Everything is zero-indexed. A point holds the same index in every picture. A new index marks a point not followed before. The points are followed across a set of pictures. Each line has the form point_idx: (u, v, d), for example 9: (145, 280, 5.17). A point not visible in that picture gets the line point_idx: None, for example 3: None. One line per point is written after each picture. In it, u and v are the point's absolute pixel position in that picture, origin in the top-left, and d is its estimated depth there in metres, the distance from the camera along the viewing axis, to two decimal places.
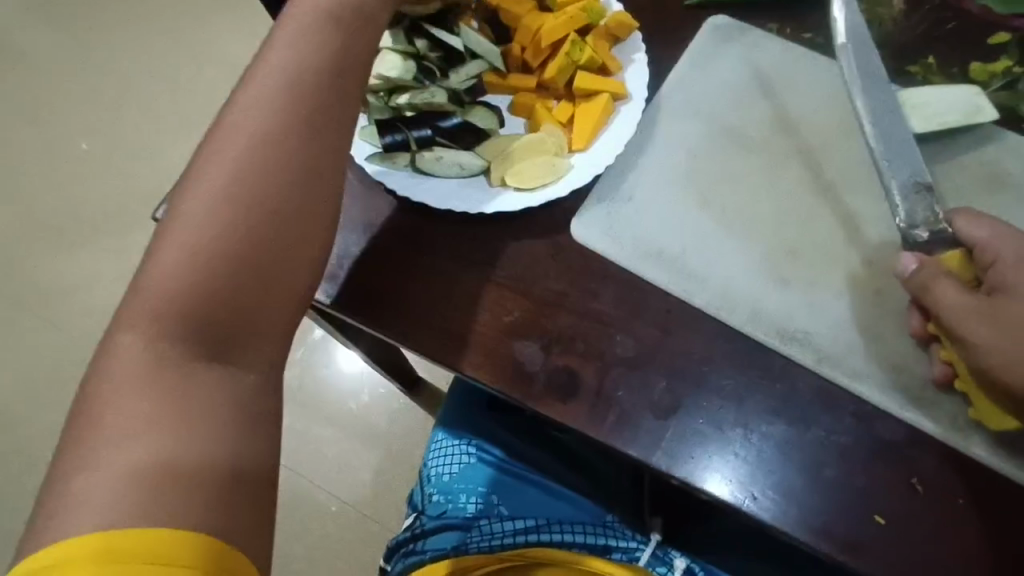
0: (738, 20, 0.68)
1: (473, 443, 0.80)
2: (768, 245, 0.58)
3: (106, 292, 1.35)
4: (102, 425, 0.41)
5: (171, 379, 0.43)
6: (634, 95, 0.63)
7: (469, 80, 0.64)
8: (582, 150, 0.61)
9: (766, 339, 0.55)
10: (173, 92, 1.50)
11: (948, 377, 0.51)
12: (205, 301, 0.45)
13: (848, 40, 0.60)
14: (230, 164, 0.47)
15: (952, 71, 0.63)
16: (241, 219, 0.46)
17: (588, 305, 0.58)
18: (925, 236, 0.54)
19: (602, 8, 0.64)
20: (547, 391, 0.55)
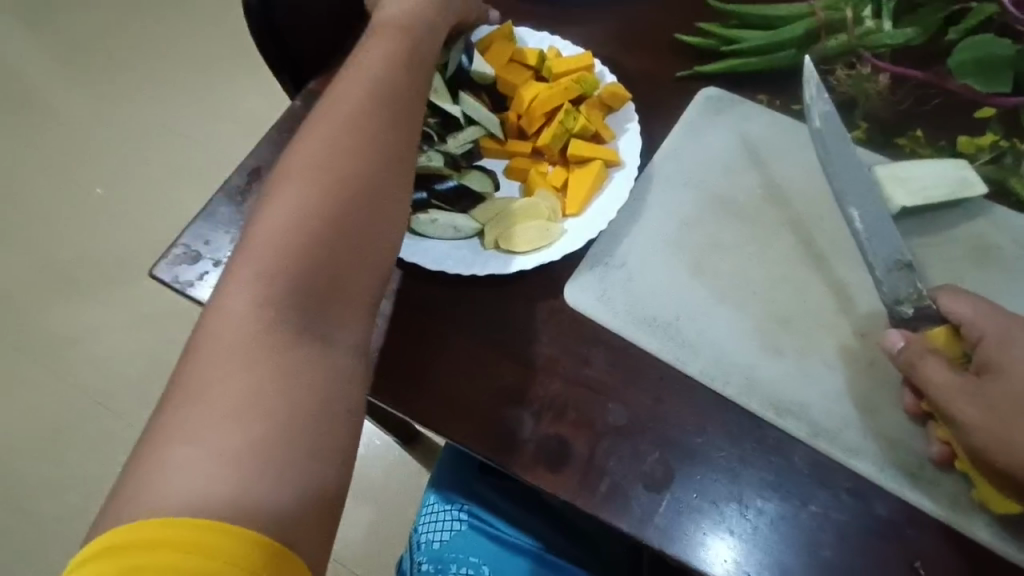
0: (727, 92, 0.70)
1: (465, 509, 0.78)
2: (761, 312, 0.58)
3: (107, 340, 1.35)
4: (214, 383, 0.42)
5: (274, 341, 0.44)
6: (627, 163, 0.64)
7: (465, 145, 0.65)
8: (575, 215, 0.62)
9: (759, 411, 0.53)
10: (186, 146, 1.54)
11: (946, 457, 0.50)
12: (310, 265, 0.47)
13: (824, 124, 0.61)
14: (334, 144, 0.52)
15: (940, 144, 0.64)
16: (340, 193, 0.50)
17: (578, 370, 0.57)
18: (911, 312, 0.53)
19: (596, 81, 0.66)
20: (536, 461, 0.54)
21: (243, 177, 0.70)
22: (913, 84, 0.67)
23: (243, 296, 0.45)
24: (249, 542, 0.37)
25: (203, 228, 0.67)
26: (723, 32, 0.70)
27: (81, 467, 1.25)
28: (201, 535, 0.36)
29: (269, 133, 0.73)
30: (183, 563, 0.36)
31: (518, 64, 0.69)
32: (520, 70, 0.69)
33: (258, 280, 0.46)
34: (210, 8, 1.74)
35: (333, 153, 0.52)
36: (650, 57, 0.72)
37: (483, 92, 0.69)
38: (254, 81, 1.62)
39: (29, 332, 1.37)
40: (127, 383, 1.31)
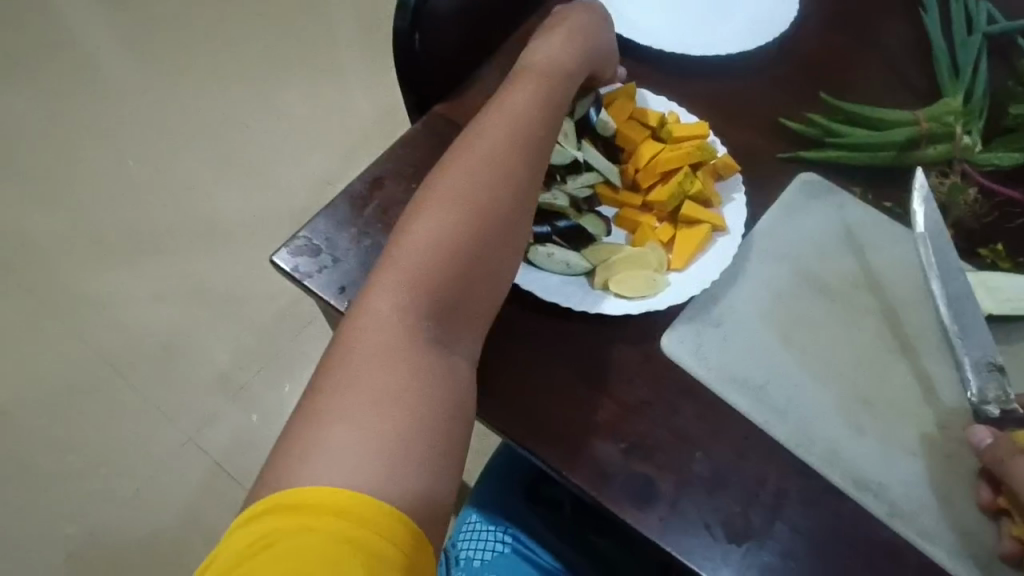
0: (823, 178, 0.75)
1: (509, 532, 0.80)
2: (848, 390, 0.62)
3: (165, 317, 1.44)
4: (361, 373, 0.50)
5: (407, 347, 0.52)
6: (732, 230, 0.68)
7: (583, 188, 0.69)
8: (679, 270, 0.66)
9: (841, 483, 0.58)
10: (265, 150, 1.64)
11: (1018, 555, 0.54)
12: (441, 287, 0.55)
13: (928, 232, 0.67)
14: (475, 177, 0.59)
15: (1019, 260, 0.69)
16: (476, 223, 0.57)
17: (670, 416, 0.60)
18: (998, 412, 0.59)
19: (714, 149, 0.70)
20: (624, 498, 0.57)
21: (363, 185, 0.74)
22: (1001, 200, 0.72)
23: (388, 301, 0.53)
24: (388, 513, 0.45)
25: (322, 226, 0.72)
26: (830, 124, 0.75)
27: (132, 433, 1.33)
28: (350, 504, 0.44)
29: (392, 149, 0.77)
30: (331, 524, 0.44)
31: (637, 122, 0.72)
32: (639, 124, 0.72)
33: (400, 291, 0.54)
34: (298, 19, 1.85)
35: (474, 185, 0.59)
36: (756, 134, 0.77)
37: (601, 142, 0.72)
38: (332, 97, 1.72)
39: (97, 305, 1.45)
40: (179, 368, 1.39)
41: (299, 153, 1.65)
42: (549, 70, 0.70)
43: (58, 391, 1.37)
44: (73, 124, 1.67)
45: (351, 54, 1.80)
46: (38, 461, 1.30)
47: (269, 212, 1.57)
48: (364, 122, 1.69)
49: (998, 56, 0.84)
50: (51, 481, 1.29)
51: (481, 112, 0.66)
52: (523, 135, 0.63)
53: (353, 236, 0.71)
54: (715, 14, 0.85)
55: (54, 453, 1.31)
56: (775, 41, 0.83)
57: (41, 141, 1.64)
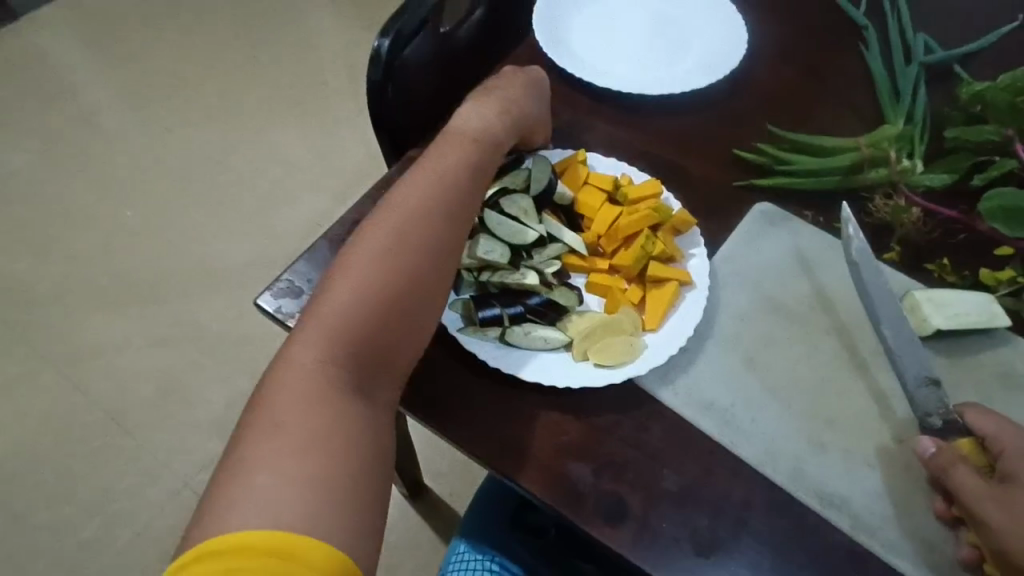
0: (781, 208, 0.79)
1: (496, 560, 0.82)
2: (808, 408, 0.65)
3: (158, 362, 1.47)
4: (283, 425, 0.52)
5: (331, 396, 0.55)
6: (699, 284, 0.71)
7: (551, 261, 0.72)
8: (654, 330, 0.68)
9: (806, 498, 0.60)
10: (254, 195, 1.69)
11: (975, 560, 0.56)
12: (364, 337, 0.58)
13: (859, 257, 0.70)
14: (398, 231, 0.62)
15: (963, 273, 0.73)
16: (398, 273, 0.60)
17: (640, 437, 0.63)
18: (939, 423, 0.62)
19: (670, 207, 0.73)
20: (597, 516, 0.59)
21: (343, 228, 0.78)
22: (943, 219, 0.76)
23: (312, 354, 0.56)
24: (316, 543, 0.47)
25: (306, 269, 0.75)
26: (776, 152, 0.80)
27: (125, 479, 1.34)
28: (271, 541, 0.46)
29: (369, 191, 0.82)
30: (260, 563, 0.45)
31: (592, 187, 0.76)
32: (594, 192, 0.76)
33: (323, 342, 0.56)
34: (284, 69, 1.92)
35: (397, 238, 0.62)
36: (712, 167, 0.82)
37: (561, 211, 0.76)
38: (320, 143, 1.78)
39: (91, 353, 1.47)
40: (173, 415, 1.41)
41: (287, 197, 1.70)
42: (481, 129, 0.74)
43: (52, 439, 1.38)
44: (66, 177, 1.72)
45: (336, 99, 1.86)
46: (32, 511, 1.31)
47: (260, 256, 1.61)
48: (349, 165, 1.75)
49: (939, 81, 0.89)
50: (44, 530, 1.30)
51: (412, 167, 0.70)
52: (448, 192, 0.67)
53: None
54: (670, 55, 0.90)
55: (48, 505, 1.32)
56: (728, 76, 0.89)
57: (35, 196, 1.69)
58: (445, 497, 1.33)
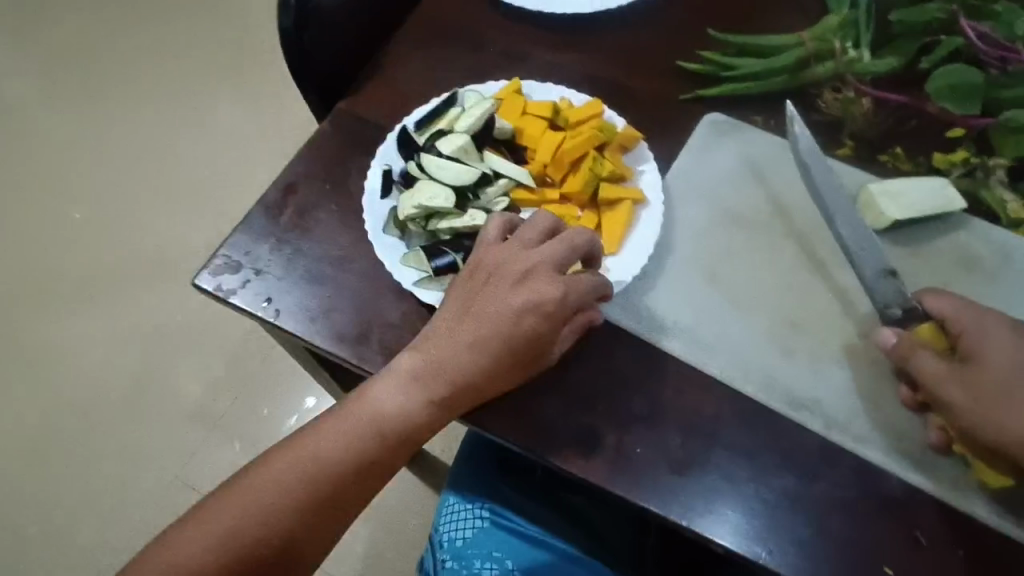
0: (730, 116, 0.76)
1: (486, 507, 0.82)
2: (772, 316, 0.64)
3: (124, 357, 1.42)
4: (195, 558, 0.55)
5: (245, 549, 0.56)
6: (653, 199, 0.69)
7: (500, 200, 0.70)
8: (614, 253, 0.66)
9: (776, 404, 0.60)
10: (196, 174, 1.61)
11: (945, 443, 0.56)
12: (296, 508, 0.57)
13: (808, 158, 0.68)
14: (359, 430, 0.59)
15: (918, 160, 0.72)
16: (352, 456, 0.58)
17: (606, 367, 0.62)
18: (900, 313, 0.61)
19: (615, 126, 0.70)
20: (572, 450, 0.59)
21: (278, 193, 0.74)
22: (892, 107, 0.74)
23: (252, 496, 0.57)
24: None
25: (244, 243, 0.72)
26: (720, 58, 0.77)
27: (107, 479, 1.32)
28: None
29: (302, 151, 0.77)
30: None
31: (532, 116, 0.73)
32: (534, 120, 0.72)
33: (268, 496, 0.57)
34: (210, 33, 1.79)
35: (380, 410, 0.59)
36: (656, 82, 0.78)
37: (502, 145, 0.73)
38: (259, 108, 1.67)
39: (51, 359, 1.42)
40: (151, 409, 1.38)
41: (232, 171, 1.61)
42: (507, 308, 0.59)
43: (25, 449, 1.35)
44: None
45: (268, 60, 1.74)
46: (17, 522, 1.29)
47: (213, 235, 1.54)
48: (292, 128, 1.65)
49: None
50: (33, 540, 1.28)
51: (469, 269, 0.62)
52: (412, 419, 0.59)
53: (272, 247, 0.71)
54: None
55: (35, 516, 1.30)
56: None
57: None
58: (439, 454, 1.33)
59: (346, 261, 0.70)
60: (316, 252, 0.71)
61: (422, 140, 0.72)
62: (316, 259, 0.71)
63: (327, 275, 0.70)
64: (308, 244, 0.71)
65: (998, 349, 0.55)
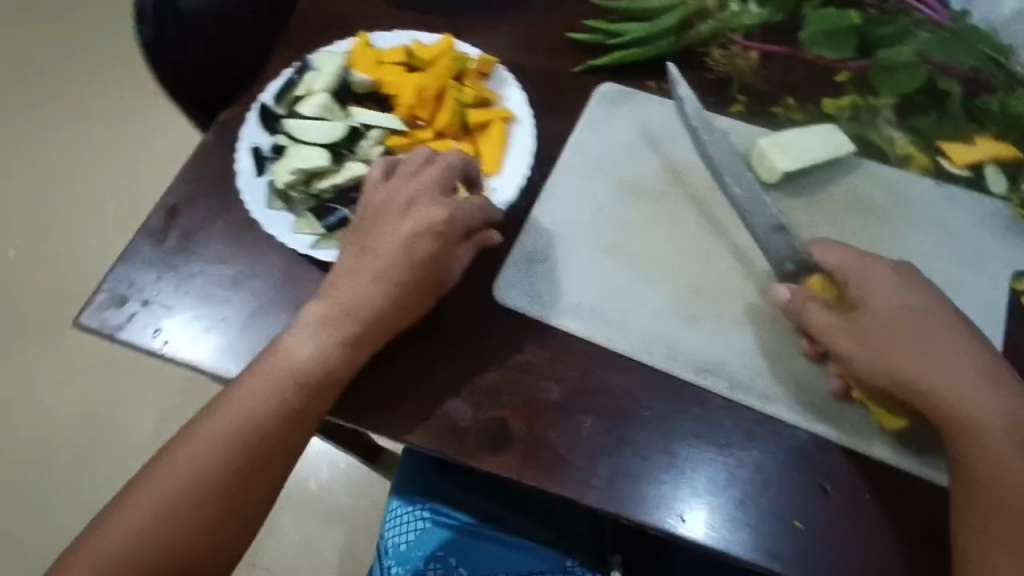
0: (622, 85, 0.75)
1: (428, 508, 0.81)
2: (675, 284, 0.64)
3: (34, 404, 1.28)
4: (135, 535, 0.54)
5: (176, 513, 0.55)
6: (521, 114, 0.70)
7: (376, 148, 0.70)
8: (497, 172, 0.68)
9: (683, 374, 0.59)
10: (85, 187, 1.44)
11: (845, 391, 0.57)
12: (224, 467, 0.55)
13: (698, 121, 0.68)
14: (277, 379, 0.57)
15: (809, 108, 0.71)
16: (272, 406, 0.56)
17: (513, 356, 0.61)
18: (790, 267, 0.60)
19: (468, 55, 0.72)
20: (479, 445, 0.58)
21: (162, 217, 0.71)
22: (778, 57, 0.73)
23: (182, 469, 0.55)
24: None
25: (129, 273, 0.68)
26: (605, 26, 0.74)
27: None
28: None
29: (183, 168, 0.73)
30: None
31: (386, 64, 0.73)
32: (389, 68, 0.73)
33: (193, 458, 0.56)
34: (87, 26, 1.61)
35: (292, 353, 0.57)
36: (545, 58, 0.77)
37: (366, 99, 0.73)
38: (151, 102, 1.51)
39: None
40: (74, 448, 1.26)
41: (124, 178, 1.45)
42: (403, 237, 0.60)
43: None
44: None
45: None
46: None
47: None
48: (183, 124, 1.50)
49: None
50: None
51: (364, 213, 0.62)
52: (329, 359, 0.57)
53: (159, 275, 0.68)
54: None
55: None
56: None
57: None
58: None
59: (239, 279, 0.67)
60: (206, 274, 0.68)
61: (282, 111, 0.71)
62: (207, 281, 0.68)
63: (219, 296, 0.67)
64: (197, 266, 0.68)
65: (888, 295, 0.55)
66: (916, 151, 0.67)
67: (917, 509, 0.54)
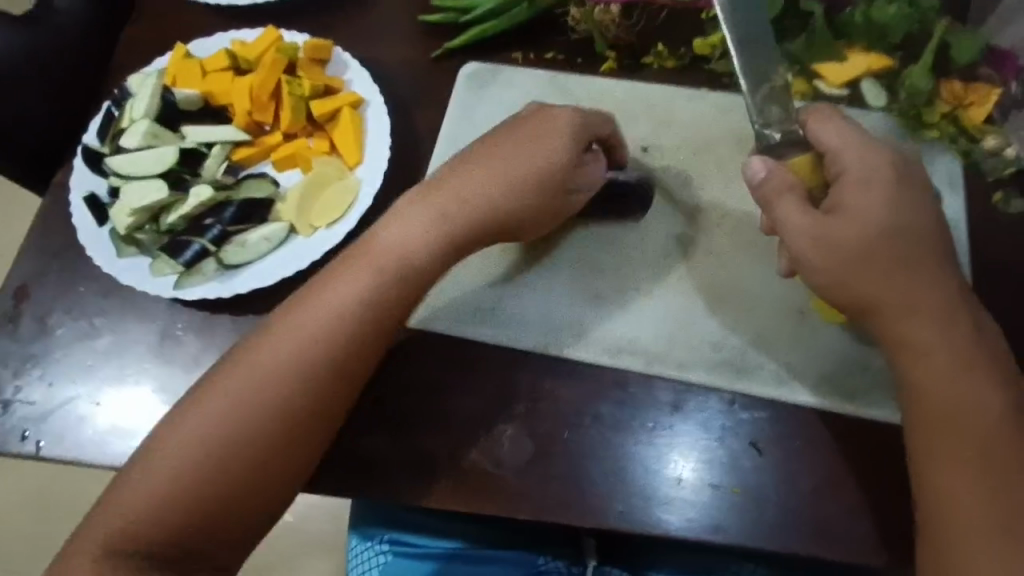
0: (486, 63, 0.70)
1: (387, 539, 0.73)
2: (577, 264, 0.60)
3: None
4: (173, 469, 0.47)
5: (222, 443, 0.48)
6: (370, 96, 0.66)
7: (222, 165, 0.65)
8: (359, 163, 0.64)
9: (596, 358, 0.56)
10: None
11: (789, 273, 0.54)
12: (275, 392, 0.49)
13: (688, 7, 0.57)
14: (391, 269, 0.53)
15: (680, 52, 0.68)
16: (336, 323, 0.51)
17: (420, 376, 0.57)
18: (778, 136, 0.55)
19: (294, 45, 0.67)
20: (399, 479, 0.54)
21: (9, 302, 0.63)
22: (640, 5, 0.69)
23: (229, 400, 0.49)
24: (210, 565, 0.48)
25: None
26: (458, 3, 0.69)
27: None
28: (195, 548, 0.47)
29: (23, 242, 0.65)
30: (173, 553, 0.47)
31: (212, 72, 0.67)
32: (217, 77, 0.67)
33: (237, 390, 0.49)
34: None
35: (420, 235, 0.54)
36: (400, 47, 0.71)
37: (200, 116, 0.67)
38: None
39: None
40: None
41: None
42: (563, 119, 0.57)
43: None
44: None
45: None
46: None
47: None
48: None
49: None
50: None
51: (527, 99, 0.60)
52: (430, 232, 0.54)
53: (16, 369, 0.60)
54: None
55: None
56: None
57: None
58: None
59: (109, 353, 0.60)
60: (72, 355, 0.61)
61: (107, 149, 0.65)
62: (73, 362, 0.60)
63: (89, 377, 0.60)
64: (59, 349, 0.61)
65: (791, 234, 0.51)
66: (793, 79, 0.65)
67: (851, 446, 0.52)
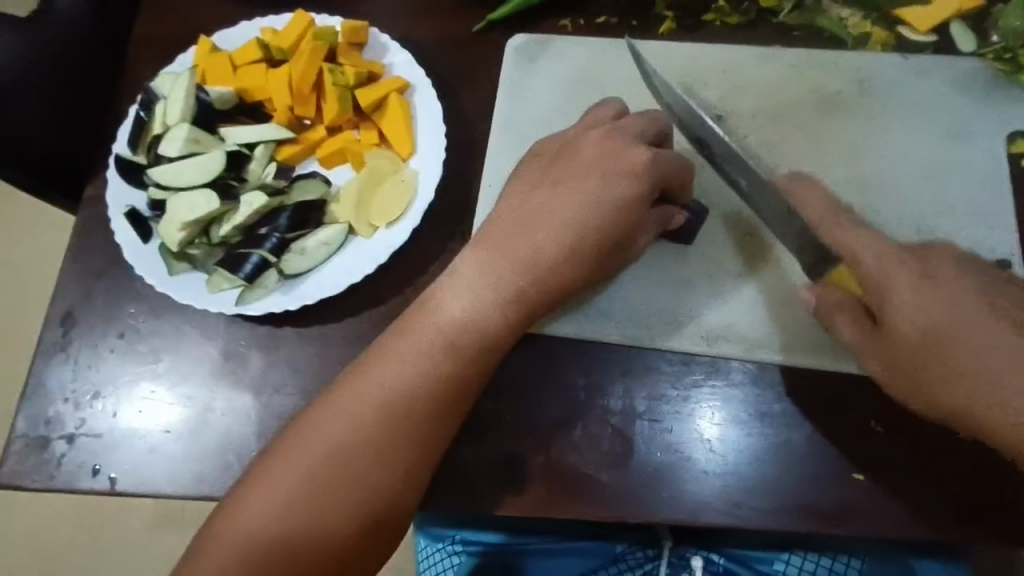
0: (536, 34, 0.64)
1: (458, 539, 0.67)
2: (663, 248, 0.56)
3: None
4: (282, 496, 0.45)
5: (332, 471, 0.45)
6: (416, 79, 0.61)
7: (268, 167, 0.61)
8: (413, 153, 0.59)
9: (693, 347, 0.53)
10: None
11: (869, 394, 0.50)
12: (384, 420, 0.47)
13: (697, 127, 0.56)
14: (495, 288, 0.50)
15: (744, 6, 0.63)
16: (443, 348, 0.49)
17: (503, 379, 0.54)
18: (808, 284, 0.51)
19: (330, 29, 0.62)
20: (495, 488, 0.51)
21: (57, 330, 0.60)
22: None
23: (291, 478, 0.45)
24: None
25: (35, 405, 0.57)
26: None
27: None
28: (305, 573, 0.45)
29: (61, 265, 0.62)
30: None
31: (244, 65, 0.62)
32: (249, 70, 0.62)
33: (346, 417, 0.47)
34: None
35: (521, 247, 0.50)
36: (438, 22, 0.65)
37: (237, 114, 0.63)
38: None
39: None
40: None
41: None
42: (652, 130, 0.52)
43: None
44: None
45: None
46: None
47: None
48: None
49: None
50: None
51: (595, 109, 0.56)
52: (500, 300, 0.49)
53: (75, 400, 0.57)
54: None
55: None
56: None
57: None
58: None
59: (171, 378, 0.58)
60: (133, 383, 0.58)
61: (143, 159, 0.61)
62: (136, 390, 0.57)
63: (154, 405, 0.57)
64: (118, 376, 0.58)
65: None
66: (872, 28, 0.61)
67: None
